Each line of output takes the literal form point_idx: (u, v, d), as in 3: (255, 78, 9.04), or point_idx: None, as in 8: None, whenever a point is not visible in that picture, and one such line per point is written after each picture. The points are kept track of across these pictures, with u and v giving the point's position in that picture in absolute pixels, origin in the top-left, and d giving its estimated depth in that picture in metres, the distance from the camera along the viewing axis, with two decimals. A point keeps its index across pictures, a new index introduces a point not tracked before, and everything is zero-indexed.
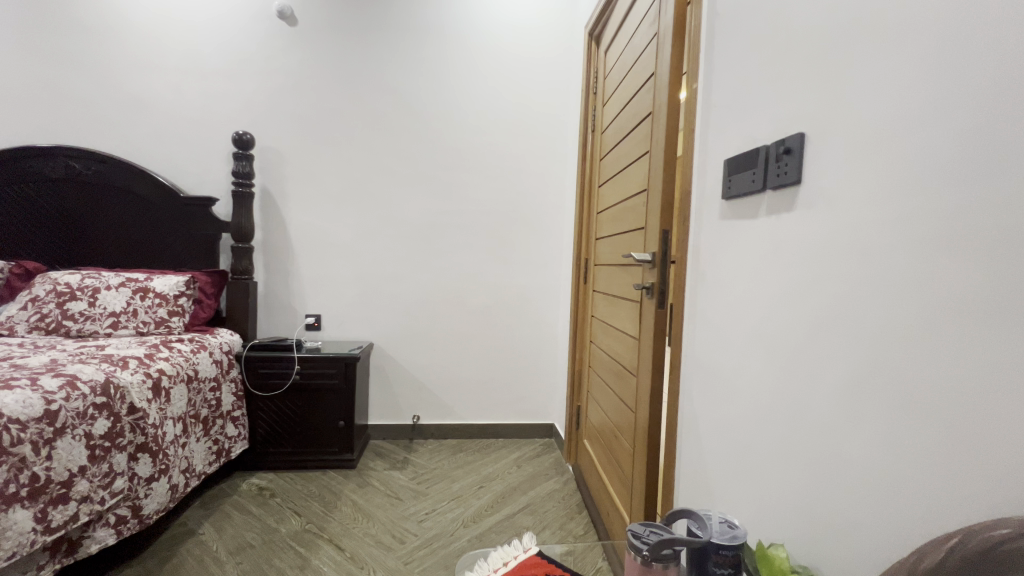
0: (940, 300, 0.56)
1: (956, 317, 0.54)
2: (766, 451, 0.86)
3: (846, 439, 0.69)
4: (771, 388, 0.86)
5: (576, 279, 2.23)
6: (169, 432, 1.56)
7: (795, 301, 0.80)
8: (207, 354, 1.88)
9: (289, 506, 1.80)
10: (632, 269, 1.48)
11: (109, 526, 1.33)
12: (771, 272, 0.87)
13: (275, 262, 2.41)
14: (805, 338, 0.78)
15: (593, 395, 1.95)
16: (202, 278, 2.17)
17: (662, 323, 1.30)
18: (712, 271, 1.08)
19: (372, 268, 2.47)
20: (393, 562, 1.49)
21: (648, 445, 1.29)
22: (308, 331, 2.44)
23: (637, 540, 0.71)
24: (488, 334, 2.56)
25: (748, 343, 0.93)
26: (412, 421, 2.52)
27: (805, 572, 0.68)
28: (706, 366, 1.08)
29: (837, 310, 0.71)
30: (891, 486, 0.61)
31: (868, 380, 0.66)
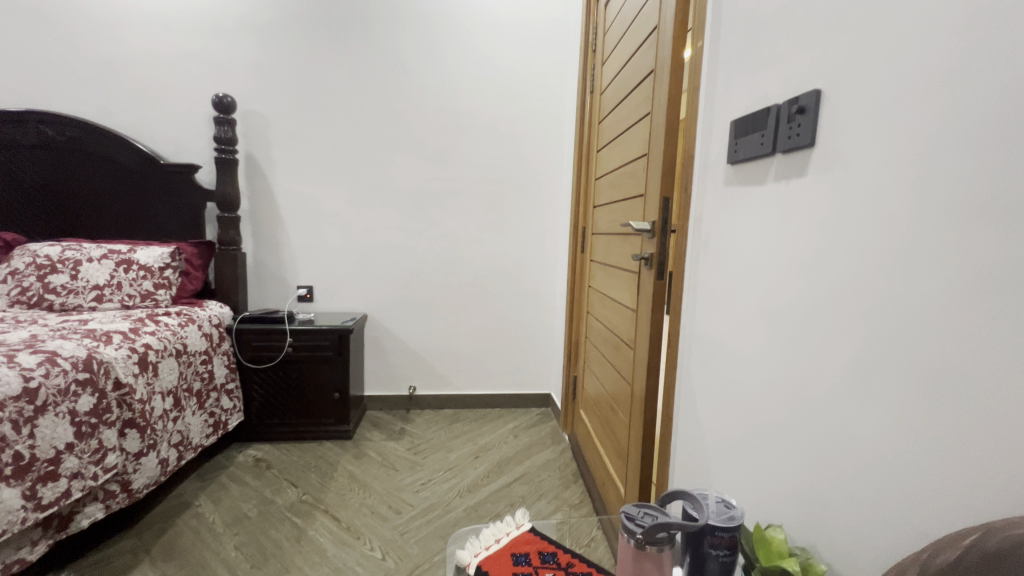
0: (962, 276, 0.51)
1: (978, 294, 0.49)
2: (766, 429, 0.83)
3: (852, 420, 0.66)
4: (774, 364, 0.82)
5: (573, 248, 2.18)
6: (158, 407, 1.54)
7: (803, 273, 0.75)
8: (196, 327, 1.83)
9: (285, 477, 1.81)
10: (630, 239, 1.43)
11: (98, 501, 1.33)
12: (778, 242, 0.82)
13: (263, 232, 2.34)
14: (812, 312, 0.73)
15: (590, 365, 1.93)
16: (188, 249, 2.10)
17: (661, 294, 1.25)
18: (714, 240, 1.02)
19: (363, 238, 2.41)
20: (389, 532, 1.50)
21: (644, 418, 1.28)
22: (300, 302, 2.39)
23: (631, 523, 0.68)
24: (484, 304, 2.52)
25: (751, 317, 0.89)
26: (408, 392, 2.52)
27: (802, 553, 0.66)
28: (706, 341, 1.04)
29: (848, 284, 0.67)
30: (899, 471, 0.58)
31: (879, 358, 0.62)
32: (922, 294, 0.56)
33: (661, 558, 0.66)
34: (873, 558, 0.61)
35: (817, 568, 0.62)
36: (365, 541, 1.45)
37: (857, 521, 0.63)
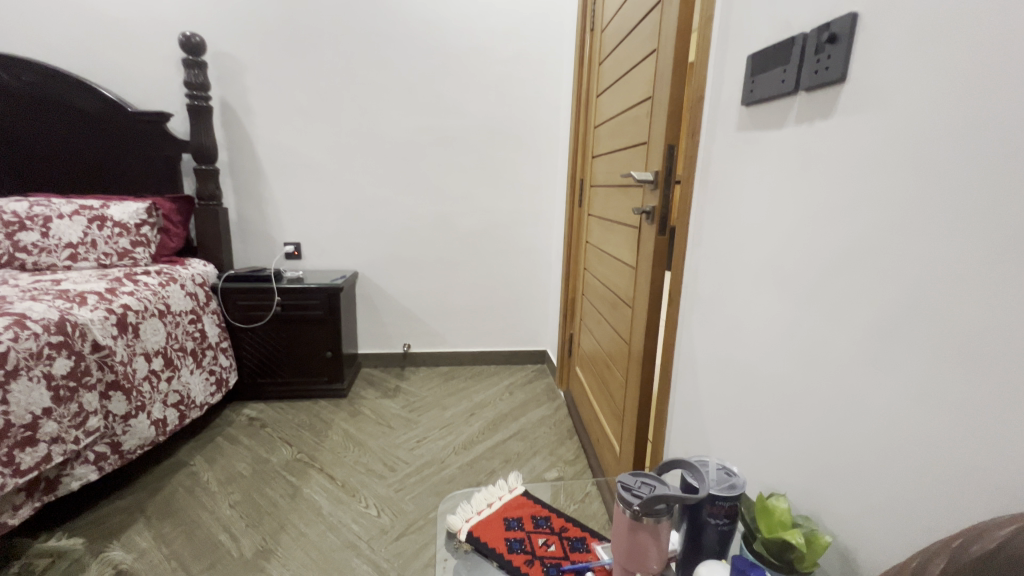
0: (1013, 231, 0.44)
1: None
2: (771, 394, 0.79)
3: (867, 388, 0.61)
4: (783, 325, 0.76)
5: (570, 202, 2.08)
6: (143, 368, 1.50)
7: (821, 228, 0.68)
8: (179, 286, 1.76)
9: (279, 435, 1.80)
10: (631, 190, 1.34)
11: (89, 463, 1.33)
12: (794, 194, 0.74)
13: (244, 186, 2.23)
14: (829, 271, 0.67)
15: (586, 323, 1.89)
16: (165, 205, 1.98)
17: (662, 251, 1.18)
18: (723, 191, 0.94)
19: (350, 192, 2.30)
20: (384, 489, 1.50)
21: (642, 378, 1.24)
22: (287, 260, 2.32)
23: (627, 494, 0.64)
24: (478, 261, 2.45)
25: (759, 276, 0.83)
26: (402, 350, 2.50)
27: (805, 522, 0.63)
28: (709, 300, 0.98)
29: (872, 240, 0.60)
30: (917, 444, 0.53)
31: (903, 323, 0.56)
32: (961, 251, 0.49)
33: (658, 529, 0.63)
34: (880, 527, 0.58)
35: (821, 540, 0.59)
36: (360, 498, 1.45)
37: (866, 493, 0.60)
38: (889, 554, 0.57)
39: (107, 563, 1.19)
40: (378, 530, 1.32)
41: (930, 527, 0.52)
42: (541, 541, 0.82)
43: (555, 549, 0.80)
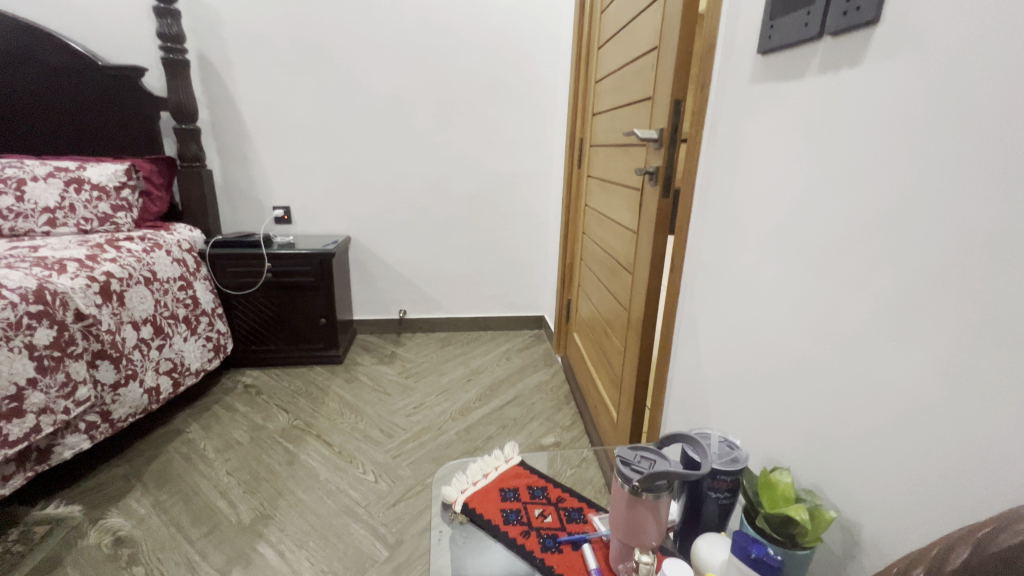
0: None
1: None
2: (777, 365, 0.75)
3: (882, 361, 0.57)
4: (792, 293, 0.72)
5: (569, 163, 2.00)
6: (132, 337, 1.47)
7: (840, 190, 0.63)
8: (164, 252, 1.70)
9: (276, 402, 1.79)
10: (634, 150, 1.27)
11: (81, 432, 1.32)
12: (812, 152, 0.68)
13: (229, 147, 2.13)
14: (845, 236, 0.62)
15: (584, 288, 1.85)
16: (145, 166, 1.90)
17: (665, 214, 1.13)
18: (734, 150, 0.88)
19: (340, 153, 2.20)
20: (381, 456, 1.50)
21: (641, 346, 1.21)
22: (278, 224, 2.25)
23: (626, 469, 0.62)
24: (474, 225, 2.39)
25: (769, 241, 0.78)
26: (398, 316, 2.47)
27: (809, 497, 0.61)
28: (714, 267, 0.94)
29: (896, 202, 0.55)
30: (934, 420, 0.50)
31: (926, 294, 0.51)
32: (998, 213, 0.44)
33: (658, 505, 0.61)
34: (888, 503, 0.56)
35: (825, 516, 0.57)
36: (358, 464, 1.46)
37: (873, 468, 0.58)
38: (895, 530, 0.55)
39: (105, 530, 1.19)
40: (376, 496, 1.33)
41: (941, 505, 0.50)
42: (537, 512, 0.80)
43: (552, 520, 0.79)
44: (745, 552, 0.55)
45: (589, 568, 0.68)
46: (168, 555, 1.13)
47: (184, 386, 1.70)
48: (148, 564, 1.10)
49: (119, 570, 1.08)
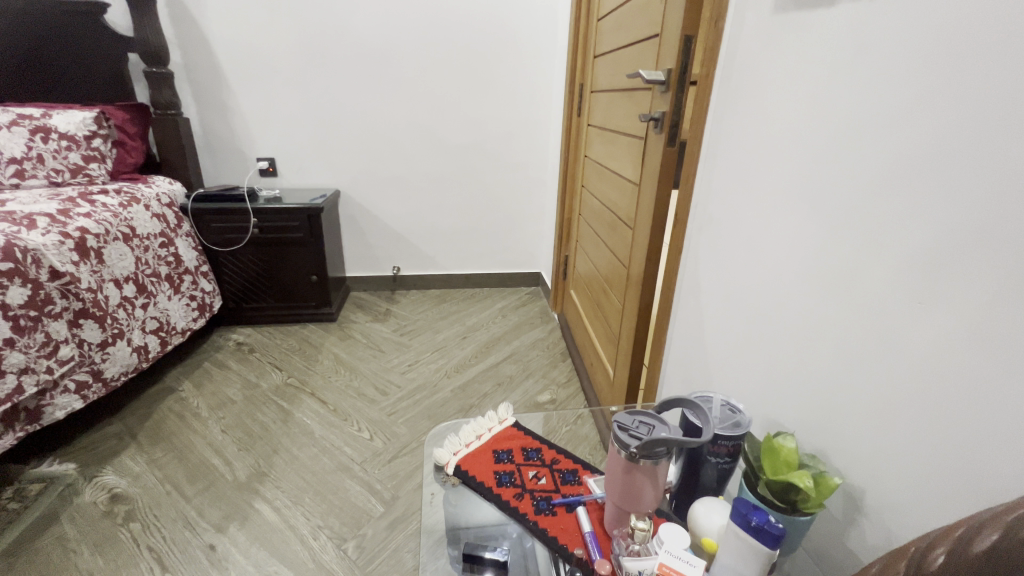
0: None
1: None
2: (785, 326, 0.72)
3: (902, 324, 0.53)
4: (807, 251, 0.67)
5: (568, 111, 1.89)
6: (115, 295, 1.43)
7: (870, 135, 0.57)
8: (143, 207, 1.61)
9: (269, 360, 1.77)
10: (638, 95, 1.17)
11: (71, 391, 1.29)
12: (841, 92, 0.61)
13: (206, 94, 2.00)
14: (873, 187, 0.56)
15: (582, 244, 1.79)
16: (116, 114, 1.76)
17: (670, 165, 1.05)
18: (750, 93, 0.80)
19: (325, 100, 2.07)
20: (376, 414, 1.50)
21: (640, 304, 1.17)
22: (263, 178, 2.15)
23: (624, 434, 0.59)
24: (468, 179, 2.30)
25: (784, 194, 0.72)
26: (392, 273, 2.42)
27: (813, 463, 0.59)
28: (721, 222, 0.88)
29: (937, 149, 0.49)
30: (959, 387, 0.47)
31: (963, 251, 0.46)
32: None
33: (655, 471, 0.59)
34: (898, 472, 0.53)
35: (829, 483, 0.55)
36: (353, 422, 1.45)
37: (884, 435, 0.55)
38: (904, 498, 0.53)
39: (101, 488, 1.19)
40: (371, 453, 1.33)
41: (958, 476, 0.47)
42: (532, 474, 0.79)
43: (546, 482, 0.78)
44: (745, 520, 0.53)
45: (583, 531, 0.66)
46: (164, 512, 1.13)
47: (171, 346, 1.67)
48: (145, 521, 1.11)
49: (116, 527, 1.09)
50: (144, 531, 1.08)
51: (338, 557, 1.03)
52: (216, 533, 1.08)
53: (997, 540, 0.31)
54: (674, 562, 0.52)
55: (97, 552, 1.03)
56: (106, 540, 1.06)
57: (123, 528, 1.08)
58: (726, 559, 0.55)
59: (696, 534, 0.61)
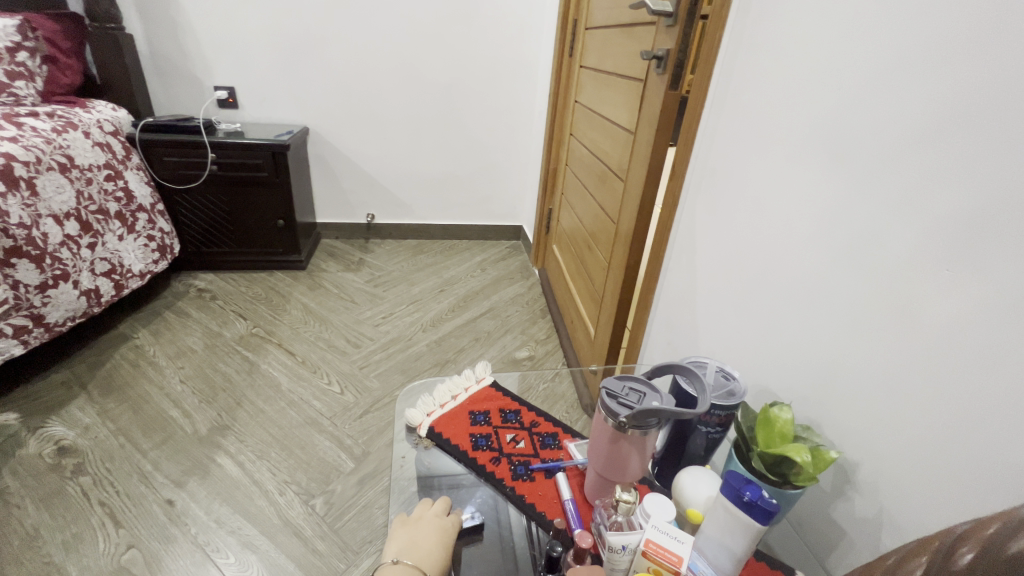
0: None
1: None
2: (787, 291, 0.67)
3: (925, 291, 0.48)
4: (820, 212, 0.61)
5: (559, 51, 1.74)
6: (55, 233, 1.30)
7: (913, 74, 0.49)
8: (81, 134, 1.44)
9: (232, 308, 1.67)
10: (640, 30, 1.06)
11: (8, 336, 1.19)
12: (880, 27, 0.53)
13: (152, 7, 1.76)
14: (909, 137, 0.50)
15: (568, 197, 1.71)
16: (44, 24, 1.54)
17: (670, 111, 0.96)
18: (768, 28, 0.71)
19: (291, 23, 1.86)
20: (347, 366, 1.44)
21: (628, 262, 1.12)
22: (222, 109, 1.96)
23: (612, 403, 0.54)
24: (449, 122, 2.15)
25: (799, 144, 0.65)
26: (366, 221, 2.29)
27: (808, 435, 0.56)
28: (724, 176, 0.81)
29: (997, 90, 0.41)
30: (986, 363, 0.43)
31: (1010, 214, 0.41)
32: None
33: (644, 440, 0.55)
34: (897, 449, 0.51)
35: (826, 456, 0.52)
36: (322, 375, 1.39)
37: (890, 409, 0.51)
38: (900, 474, 0.50)
39: (47, 439, 1.11)
40: (342, 407, 1.28)
41: (968, 457, 0.44)
42: (510, 437, 0.75)
43: (525, 446, 0.74)
44: (737, 494, 0.50)
45: (562, 498, 0.63)
46: (117, 466, 1.06)
47: (128, 290, 1.56)
48: (96, 474, 1.04)
49: (64, 481, 1.02)
50: (95, 485, 1.02)
51: (306, 513, 1.00)
52: (174, 488, 1.03)
53: None
54: (660, 538, 0.49)
55: (43, 506, 0.97)
56: (52, 495, 0.99)
57: (72, 482, 1.02)
58: (713, 533, 0.53)
59: (681, 504, 0.58)
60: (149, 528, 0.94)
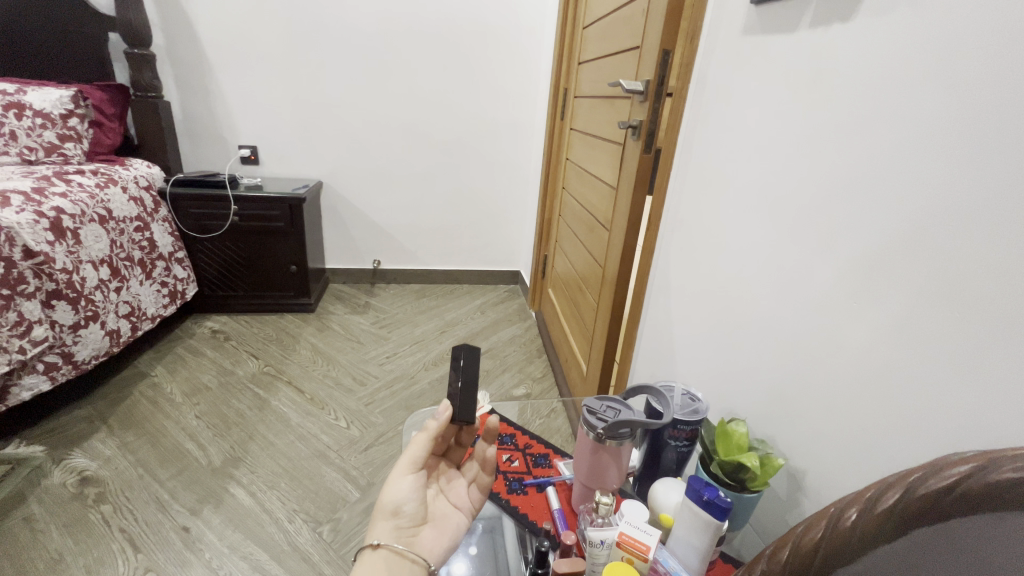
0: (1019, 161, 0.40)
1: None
2: (743, 326, 0.77)
3: (843, 322, 0.59)
4: (765, 258, 0.73)
5: (552, 115, 1.94)
6: (91, 277, 1.42)
7: (819, 149, 0.62)
8: (120, 189, 1.59)
9: (245, 349, 1.77)
10: (619, 102, 1.23)
11: (38, 373, 1.28)
12: (795, 111, 0.66)
13: (189, 78, 1.97)
14: (820, 200, 0.62)
15: (561, 244, 1.84)
16: (94, 94, 1.73)
17: (646, 171, 1.11)
18: (717, 107, 0.86)
19: (312, 90, 2.07)
20: (354, 403, 1.52)
21: (614, 302, 1.23)
22: (244, 165, 2.14)
23: (592, 417, 0.64)
24: (453, 176, 2.33)
25: (745, 199, 0.77)
26: (373, 266, 2.43)
27: (760, 447, 0.65)
28: (689, 227, 0.94)
29: (873, 166, 0.54)
30: (885, 380, 0.53)
31: (892, 260, 0.52)
32: (974, 175, 0.44)
33: (620, 450, 0.64)
34: (832, 459, 0.59)
35: (775, 463, 0.61)
36: (330, 411, 1.47)
37: (825, 421, 0.61)
38: (835, 480, 0.59)
39: (70, 470, 1.18)
40: (348, 441, 1.35)
41: (879, 460, 0.53)
42: (506, 457, 0.85)
43: (519, 464, 0.84)
44: (698, 495, 0.58)
45: (551, 507, 0.72)
46: (136, 494, 1.13)
47: (140, 331, 1.65)
48: (116, 503, 1.10)
49: (86, 508, 1.08)
50: (115, 512, 1.08)
51: (313, 539, 1.05)
52: (189, 516, 1.09)
53: (897, 500, 0.37)
54: (634, 532, 0.57)
55: (67, 532, 1.03)
56: (76, 522, 1.05)
57: (94, 510, 1.08)
58: (681, 532, 0.61)
59: (655, 509, 0.67)
60: (165, 553, 1.00)
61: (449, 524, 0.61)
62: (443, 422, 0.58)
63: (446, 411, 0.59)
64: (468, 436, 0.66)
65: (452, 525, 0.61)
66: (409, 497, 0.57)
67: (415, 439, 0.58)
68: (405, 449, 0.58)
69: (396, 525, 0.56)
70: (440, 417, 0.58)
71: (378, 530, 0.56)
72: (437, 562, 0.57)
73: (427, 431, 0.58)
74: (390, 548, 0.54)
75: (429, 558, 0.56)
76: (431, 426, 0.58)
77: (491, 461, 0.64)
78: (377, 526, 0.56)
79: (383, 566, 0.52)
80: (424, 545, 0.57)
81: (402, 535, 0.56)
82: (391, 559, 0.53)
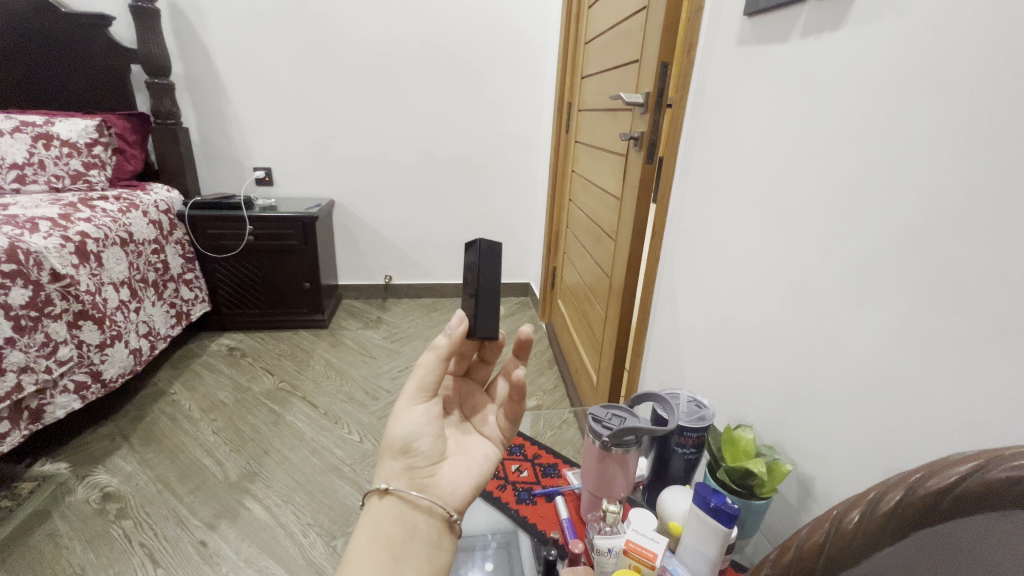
0: (1008, 167, 0.41)
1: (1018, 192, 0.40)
2: (749, 332, 0.77)
3: (844, 327, 0.59)
4: (766, 264, 0.73)
5: (557, 129, 1.97)
6: (113, 298, 1.47)
7: (816, 156, 0.63)
8: (140, 213, 1.65)
9: (261, 365, 1.80)
10: (620, 114, 1.26)
11: (70, 391, 1.33)
12: (790, 120, 0.67)
13: (206, 104, 2.05)
14: (820, 205, 0.62)
15: (569, 256, 1.85)
16: (117, 123, 1.82)
17: (648, 182, 1.13)
18: (716, 116, 0.87)
19: (324, 113, 2.14)
20: (366, 417, 1.53)
21: (621, 310, 1.24)
22: (259, 186, 2.20)
23: (597, 425, 0.64)
24: (461, 192, 2.36)
25: (745, 208, 0.78)
26: (384, 281, 2.47)
27: (766, 452, 0.64)
28: (693, 234, 0.95)
29: (869, 170, 0.55)
30: (886, 383, 0.53)
31: (892, 264, 0.52)
32: (966, 179, 0.44)
33: (627, 458, 0.64)
34: (840, 464, 0.59)
35: (783, 469, 0.60)
36: (343, 426, 1.48)
37: (831, 424, 0.61)
38: (842, 484, 0.59)
39: (93, 486, 1.21)
40: (361, 455, 1.36)
41: (884, 463, 0.53)
42: (515, 468, 0.86)
43: (528, 475, 0.84)
44: (705, 501, 0.58)
45: (561, 517, 0.73)
46: (155, 510, 1.15)
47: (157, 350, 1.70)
48: (137, 517, 1.13)
49: (108, 523, 1.11)
50: (136, 527, 1.10)
51: (327, 552, 1.06)
52: (207, 530, 1.11)
53: (898, 500, 0.36)
54: (641, 539, 0.58)
55: (89, 547, 1.05)
56: (97, 537, 1.08)
57: (115, 525, 1.11)
58: (690, 539, 0.60)
59: (663, 518, 0.67)
60: (183, 566, 1.02)
61: (465, 463, 0.57)
62: (456, 336, 0.54)
63: (459, 325, 0.54)
64: (492, 352, 0.64)
65: (472, 461, 0.58)
66: (422, 433, 0.54)
67: (423, 360, 0.54)
68: (414, 375, 0.54)
69: (408, 465, 0.53)
70: (453, 332, 0.54)
71: (388, 473, 0.52)
72: (459, 507, 0.54)
73: (437, 348, 0.54)
74: (398, 495, 0.50)
75: (448, 503, 0.53)
76: (441, 342, 0.53)
77: (522, 385, 0.60)
78: (388, 467, 0.52)
79: (394, 516, 0.50)
80: (442, 483, 0.54)
81: (416, 477, 0.52)
82: (401, 507, 0.50)
